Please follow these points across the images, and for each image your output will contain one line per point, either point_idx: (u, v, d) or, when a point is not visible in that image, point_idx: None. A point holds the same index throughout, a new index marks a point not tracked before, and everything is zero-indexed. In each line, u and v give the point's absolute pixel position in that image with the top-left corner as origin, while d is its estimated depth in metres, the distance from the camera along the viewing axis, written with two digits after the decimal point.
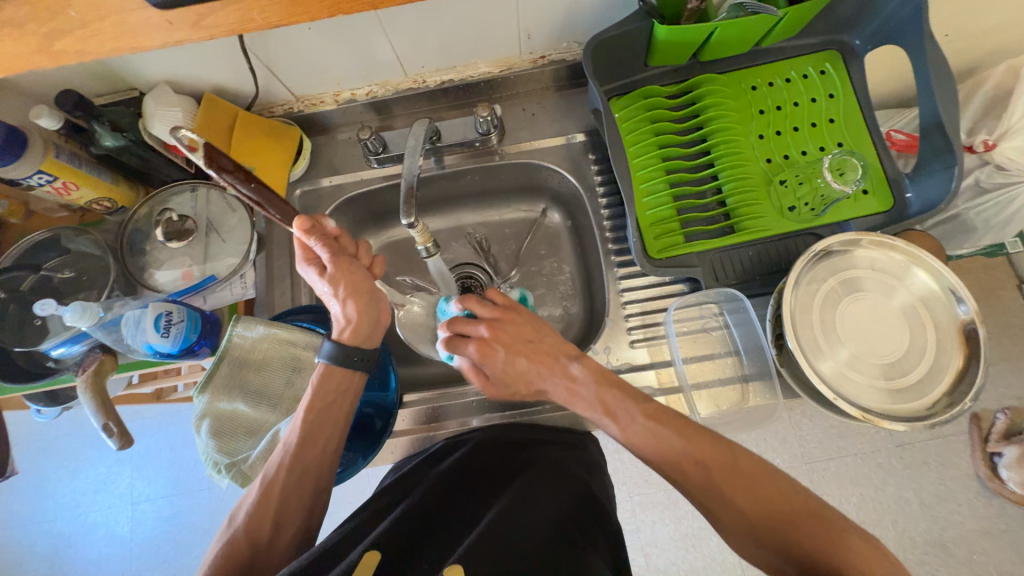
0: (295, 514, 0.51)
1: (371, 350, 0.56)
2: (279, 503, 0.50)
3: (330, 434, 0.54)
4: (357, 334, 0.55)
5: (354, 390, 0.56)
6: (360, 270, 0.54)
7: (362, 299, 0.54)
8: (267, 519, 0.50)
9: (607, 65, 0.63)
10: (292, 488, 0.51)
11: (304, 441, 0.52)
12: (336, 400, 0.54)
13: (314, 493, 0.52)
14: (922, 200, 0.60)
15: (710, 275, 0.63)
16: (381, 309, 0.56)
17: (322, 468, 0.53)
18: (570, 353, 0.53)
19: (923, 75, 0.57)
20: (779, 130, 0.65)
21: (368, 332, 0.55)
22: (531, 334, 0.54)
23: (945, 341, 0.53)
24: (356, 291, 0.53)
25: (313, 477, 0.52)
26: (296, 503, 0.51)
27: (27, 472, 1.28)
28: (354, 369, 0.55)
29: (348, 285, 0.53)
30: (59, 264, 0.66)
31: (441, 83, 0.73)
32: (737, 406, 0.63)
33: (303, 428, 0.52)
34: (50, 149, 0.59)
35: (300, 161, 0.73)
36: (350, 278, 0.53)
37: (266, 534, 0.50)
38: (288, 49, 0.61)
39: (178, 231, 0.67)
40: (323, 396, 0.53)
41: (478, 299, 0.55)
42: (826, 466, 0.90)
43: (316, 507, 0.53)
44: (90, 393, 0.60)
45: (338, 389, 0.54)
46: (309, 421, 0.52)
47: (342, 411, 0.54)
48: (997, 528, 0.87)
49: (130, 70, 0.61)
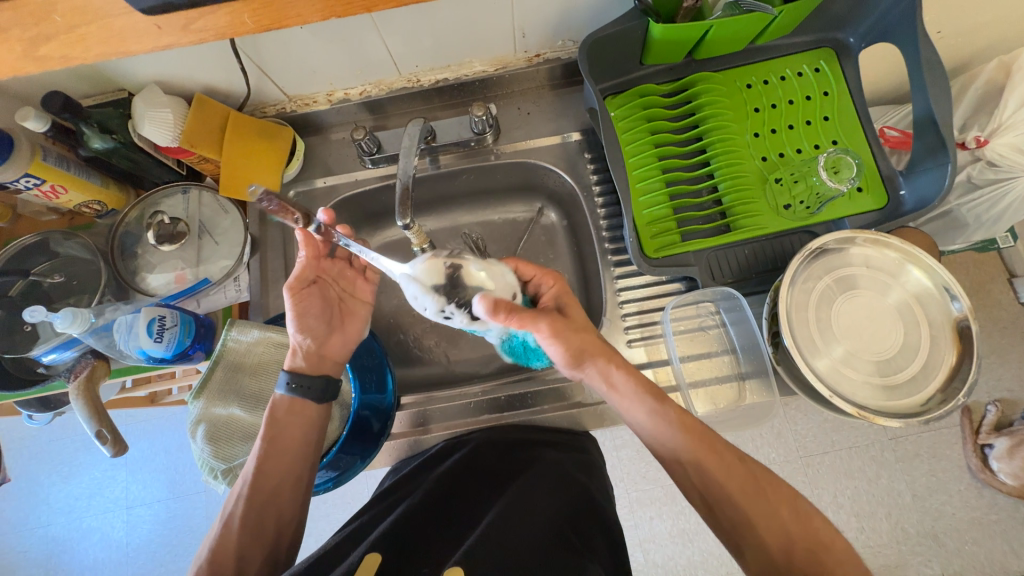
0: (257, 549, 0.50)
1: (324, 383, 0.58)
2: (241, 537, 0.49)
3: (289, 463, 0.54)
4: (303, 363, 0.58)
5: (311, 418, 0.57)
6: (316, 300, 0.59)
7: (309, 328, 0.58)
8: (225, 556, 0.48)
9: (602, 64, 0.63)
10: (252, 520, 0.50)
11: (262, 471, 0.52)
12: (291, 427, 0.55)
13: (278, 526, 0.52)
14: (915, 197, 0.60)
15: (706, 273, 0.63)
16: (328, 342, 0.60)
17: (284, 497, 0.52)
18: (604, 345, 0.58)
19: (916, 73, 0.58)
20: (774, 128, 0.65)
21: (311, 361, 0.58)
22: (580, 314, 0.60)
23: (939, 338, 0.54)
24: (303, 316, 0.58)
25: (275, 507, 0.52)
26: (257, 536, 0.50)
27: (19, 478, 1.27)
28: (305, 398, 0.56)
29: (296, 309, 0.58)
30: (49, 269, 0.65)
31: (436, 83, 0.72)
32: (734, 404, 0.64)
33: (260, 456, 0.53)
34: (36, 152, 0.58)
35: (294, 162, 0.73)
36: (302, 303, 0.58)
37: (230, 572, 0.48)
38: (280, 49, 0.60)
39: (170, 234, 0.66)
40: (280, 425, 0.55)
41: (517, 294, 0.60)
42: (820, 460, 0.91)
43: (281, 540, 0.52)
44: (83, 399, 0.59)
45: (295, 416, 0.56)
46: (266, 449, 0.53)
47: (298, 438, 0.55)
48: (988, 518, 0.89)
49: (119, 70, 0.60)
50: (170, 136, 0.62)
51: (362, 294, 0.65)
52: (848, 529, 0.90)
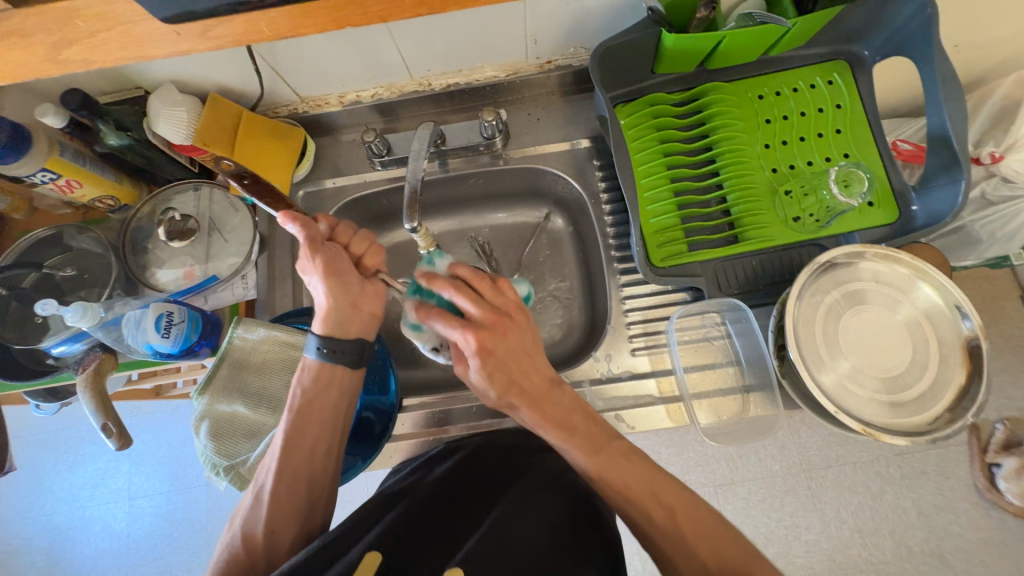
0: (290, 519, 0.51)
1: (361, 345, 0.57)
2: (271, 509, 0.51)
3: (319, 431, 0.54)
4: (337, 324, 0.55)
5: (343, 389, 0.56)
6: (347, 258, 0.57)
7: (343, 287, 0.55)
8: (261, 524, 0.50)
9: (613, 72, 0.63)
10: (283, 493, 0.51)
11: (289, 442, 0.53)
12: (316, 400, 0.55)
13: (309, 497, 0.53)
14: (927, 212, 0.59)
15: (713, 284, 0.62)
16: (361, 294, 0.57)
17: (314, 466, 0.54)
18: (553, 377, 0.51)
19: (931, 88, 0.57)
20: (785, 139, 0.64)
21: (347, 319, 0.56)
22: (530, 347, 0.50)
23: (948, 355, 0.53)
24: (335, 279, 0.55)
25: (304, 480, 0.53)
26: (289, 508, 0.51)
27: (26, 466, 1.28)
28: (337, 363, 0.55)
29: (325, 268, 0.55)
30: (61, 261, 0.66)
31: (447, 87, 0.73)
32: (738, 417, 0.63)
33: (288, 427, 0.53)
34: (53, 147, 0.59)
35: (304, 162, 0.73)
36: (328, 260, 0.55)
37: (261, 547, 0.50)
38: (295, 51, 0.61)
39: (180, 230, 0.67)
40: (308, 394, 0.54)
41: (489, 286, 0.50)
42: (824, 474, 0.90)
43: (315, 508, 0.53)
44: (91, 392, 0.60)
45: (320, 387, 0.55)
46: (293, 420, 0.53)
47: (325, 407, 0.55)
48: (995, 539, 0.87)
49: (136, 69, 0.61)
50: (185, 135, 0.63)
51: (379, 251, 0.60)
52: (850, 545, 0.89)
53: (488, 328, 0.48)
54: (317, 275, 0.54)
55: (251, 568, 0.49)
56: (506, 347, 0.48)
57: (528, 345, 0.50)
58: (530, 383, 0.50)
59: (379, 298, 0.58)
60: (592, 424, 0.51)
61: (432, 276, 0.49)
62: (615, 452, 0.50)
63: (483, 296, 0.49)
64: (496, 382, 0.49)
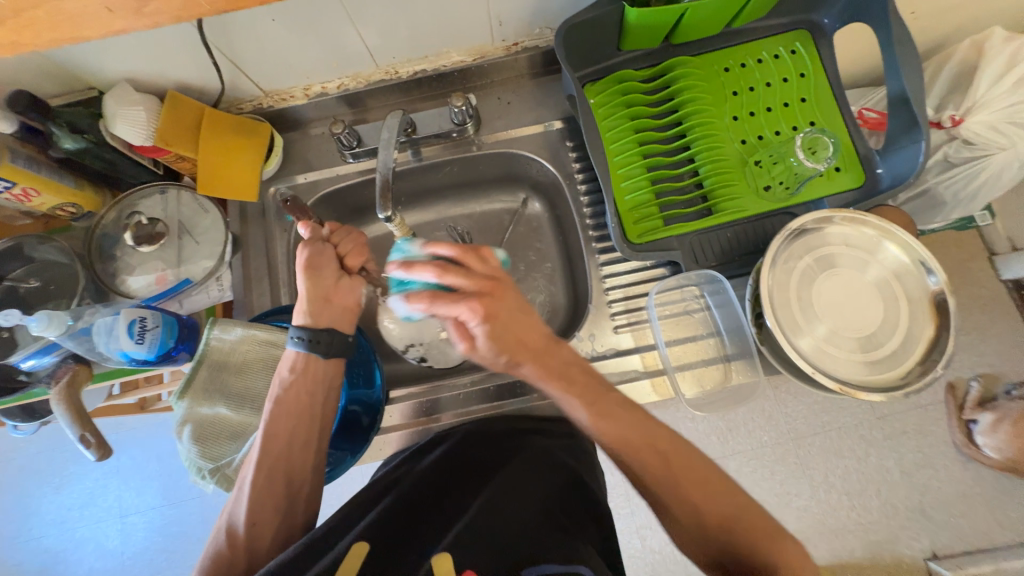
0: (269, 512, 0.50)
1: (333, 334, 0.55)
2: (252, 502, 0.50)
3: (297, 424, 0.54)
4: (309, 315, 0.55)
5: (326, 381, 0.56)
6: (330, 254, 0.57)
7: (318, 280, 0.55)
8: (242, 518, 0.49)
9: (578, 50, 0.63)
10: (260, 487, 0.50)
11: (268, 434, 0.52)
12: (292, 390, 0.54)
13: (289, 489, 0.52)
14: (891, 174, 0.61)
15: (689, 257, 0.63)
16: (338, 290, 0.56)
17: (291, 461, 0.53)
18: (552, 335, 0.51)
19: (888, 51, 0.58)
20: (752, 111, 0.65)
21: (318, 310, 0.55)
22: (522, 307, 0.49)
23: (917, 312, 0.55)
24: (311, 272, 0.54)
25: (284, 472, 0.52)
26: (269, 500, 0.51)
27: (8, 490, 1.25)
28: (314, 353, 0.54)
29: (306, 260, 0.55)
30: (24, 274, 0.65)
31: (414, 74, 0.72)
32: (721, 385, 0.65)
33: (267, 421, 0.53)
34: (5, 155, 0.57)
35: (272, 158, 0.72)
36: (312, 255, 0.55)
37: (242, 545, 0.49)
38: (252, 41, 0.60)
39: (148, 234, 0.65)
40: (288, 385, 0.54)
41: (476, 258, 0.50)
42: (810, 441, 0.92)
43: (296, 501, 0.53)
44: (65, 405, 0.58)
45: (303, 381, 0.54)
46: (274, 412, 0.53)
47: (302, 399, 0.54)
48: (974, 491, 0.90)
49: (87, 67, 0.59)
50: (144, 136, 0.61)
51: (358, 259, 0.59)
52: (838, 508, 0.91)
53: (486, 295, 0.48)
54: (297, 266, 0.55)
55: (232, 566, 0.48)
56: (504, 303, 0.48)
57: (523, 308, 0.49)
58: (531, 342, 0.49)
59: (353, 293, 0.57)
60: (591, 378, 0.50)
61: (410, 264, 0.49)
62: (615, 400, 0.49)
63: (479, 259, 0.50)
64: (505, 351, 0.49)
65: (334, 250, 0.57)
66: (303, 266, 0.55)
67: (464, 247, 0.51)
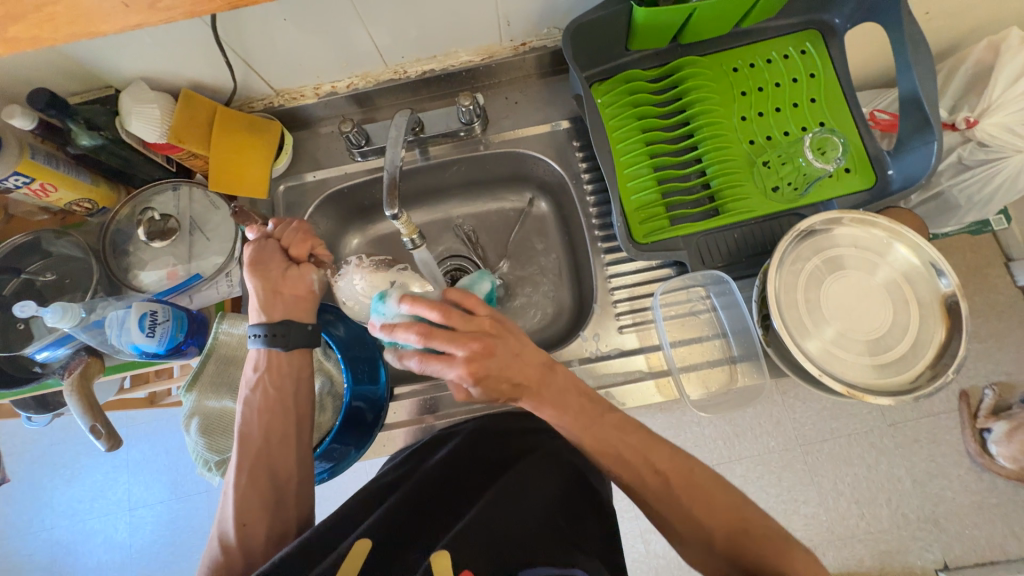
0: (259, 510, 0.51)
1: (289, 325, 0.56)
2: (239, 503, 0.51)
3: (272, 421, 0.55)
4: (265, 310, 0.56)
5: (296, 374, 0.57)
6: (272, 248, 0.58)
7: (263, 275, 0.56)
8: (232, 521, 0.50)
9: (585, 50, 0.63)
10: (246, 487, 0.51)
11: (245, 434, 0.54)
12: (258, 391, 0.55)
13: (276, 486, 0.53)
14: (902, 176, 0.60)
15: (696, 258, 0.63)
16: (286, 281, 0.57)
17: (273, 457, 0.53)
18: (546, 361, 0.51)
19: (900, 51, 0.57)
20: (761, 111, 0.65)
21: (271, 304, 0.56)
22: (518, 348, 0.49)
23: (927, 314, 0.54)
24: (256, 268, 0.56)
25: (267, 471, 0.53)
26: (256, 498, 0.51)
27: (21, 481, 1.27)
28: (275, 347, 0.55)
29: (250, 258, 0.57)
30: (41, 267, 0.66)
31: (423, 74, 0.72)
32: (726, 387, 0.64)
33: (243, 421, 0.54)
34: (24, 150, 0.58)
35: (282, 156, 0.73)
36: (255, 253, 0.57)
37: (237, 546, 0.50)
38: (266, 41, 0.61)
39: (161, 230, 0.67)
40: (255, 385, 0.55)
41: (461, 312, 0.47)
42: (819, 448, 0.91)
43: (286, 497, 0.53)
44: (77, 396, 0.59)
45: (270, 378, 0.56)
46: (246, 413, 0.54)
47: (269, 394, 0.55)
48: (988, 502, 0.88)
49: (105, 66, 0.60)
50: (159, 133, 0.62)
51: (302, 246, 0.59)
52: (848, 516, 0.90)
53: (479, 352, 0.46)
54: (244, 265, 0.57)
55: (229, 568, 0.49)
56: (496, 356, 0.47)
57: (519, 349, 0.49)
58: (525, 379, 0.49)
59: (303, 281, 0.58)
60: (590, 399, 0.52)
61: (390, 327, 0.45)
62: (611, 422, 0.51)
63: (465, 313, 0.48)
64: (499, 395, 0.49)
65: (278, 246, 0.59)
66: (247, 263, 0.57)
67: (450, 300, 0.48)
